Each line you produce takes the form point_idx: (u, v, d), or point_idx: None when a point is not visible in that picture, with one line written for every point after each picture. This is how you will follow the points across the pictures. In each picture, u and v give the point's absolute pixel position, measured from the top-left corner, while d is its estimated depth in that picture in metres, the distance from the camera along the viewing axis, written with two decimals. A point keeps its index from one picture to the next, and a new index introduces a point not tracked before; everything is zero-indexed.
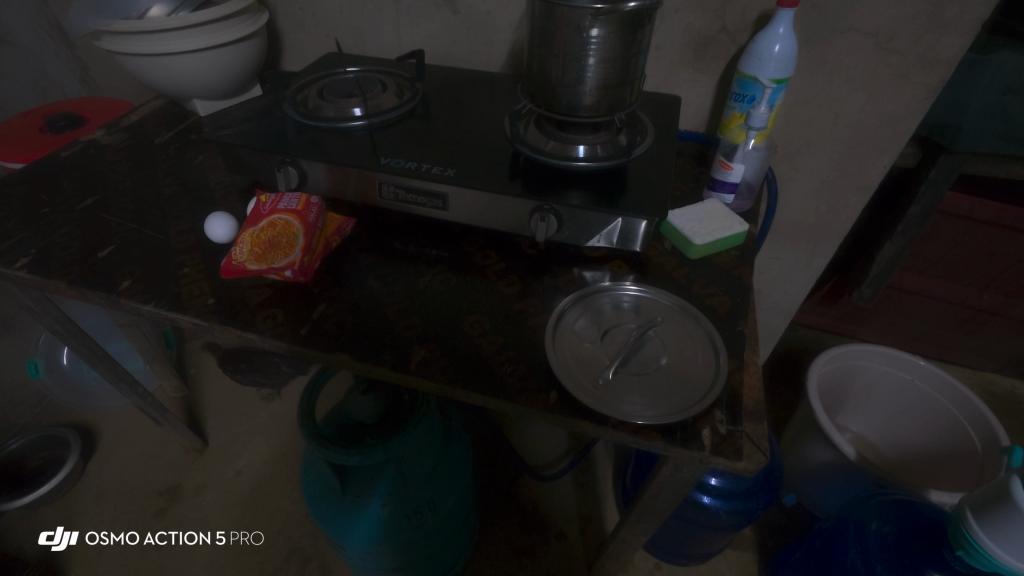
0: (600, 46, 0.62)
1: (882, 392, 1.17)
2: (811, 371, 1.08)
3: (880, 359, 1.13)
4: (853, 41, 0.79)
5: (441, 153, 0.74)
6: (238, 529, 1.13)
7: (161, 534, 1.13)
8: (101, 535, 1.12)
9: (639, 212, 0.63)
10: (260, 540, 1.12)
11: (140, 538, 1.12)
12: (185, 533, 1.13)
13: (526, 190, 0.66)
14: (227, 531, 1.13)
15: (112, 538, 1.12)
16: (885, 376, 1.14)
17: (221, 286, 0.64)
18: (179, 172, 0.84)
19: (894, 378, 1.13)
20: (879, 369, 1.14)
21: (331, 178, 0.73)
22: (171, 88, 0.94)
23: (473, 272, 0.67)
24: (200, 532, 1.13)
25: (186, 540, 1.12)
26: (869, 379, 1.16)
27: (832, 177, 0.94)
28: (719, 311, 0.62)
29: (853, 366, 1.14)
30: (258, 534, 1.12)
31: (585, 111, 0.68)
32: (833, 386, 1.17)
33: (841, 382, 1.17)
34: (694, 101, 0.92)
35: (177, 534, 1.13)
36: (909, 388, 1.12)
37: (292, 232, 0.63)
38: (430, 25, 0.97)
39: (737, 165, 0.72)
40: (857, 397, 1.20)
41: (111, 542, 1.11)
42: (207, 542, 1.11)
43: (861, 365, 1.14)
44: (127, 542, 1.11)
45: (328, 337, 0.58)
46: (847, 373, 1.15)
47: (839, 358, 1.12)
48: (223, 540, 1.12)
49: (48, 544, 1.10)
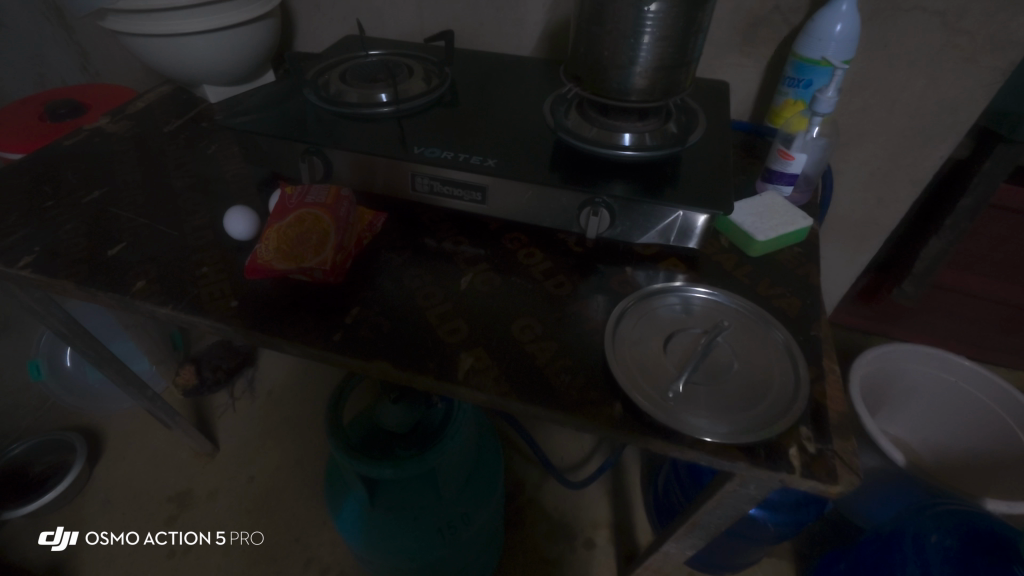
0: (658, 21, 0.55)
1: (924, 394, 1.14)
2: (855, 373, 1.04)
3: (924, 362, 1.10)
4: (918, 21, 0.73)
5: (477, 141, 0.68)
6: (239, 529, 1.10)
7: (161, 534, 1.09)
8: (101, 535, 1.09)
9: (697, 207, 0.58)
10: (260, 540, 1.09)
11: (140, 538, 1.08)
12: (185, 533, 1.09)
13: (572, 181, 0.61)
14: (227, 531, 1.10)
15: (112, 537, 1.08)
16: (928, 379, 1.12)
17: (243, 289, 0.58)
18: (191, 163, 0.78)
19: (940, 380, 1.11)
20: (923, 371, 1.11)
21: (359, 168, 0.67)
22: (179, 72, 0.88)
23: (518, 272, 0.62)
24: (200, 532, 1.09)
25: (186, 540, 1.08)
26: (912, 381, 1.14)
27: (883, 168, 0.89)
28: (789, 314, 0.57)
29: (895, 367, 1.12)
30: (258, 534, 1.09)
31: (635, 95, 0.62)
32: (874, 387, 1.14)
33: (882, 385, 1.14)
34: (740, 87, 0.87)
35: (177, 534, 1.09)
36: (956, 391, 1.09)
37: (323, 228, 0.57)
38: (457, 5, 0.91)
39: (799, 155, 0.66)
40: (897, 398, 1.18)
41: (111, 542, 1.08)
42: (207, 542, 1.08)
43: (904, 367, 1.12)
44: (128, 542, 1.08)
45: (363, 345, 0.53)
46: (889, 375, 1.12)
47: (880, 359, 1.10)
48: (223, 540, 1.09)
49: (48, 544, 1.07)
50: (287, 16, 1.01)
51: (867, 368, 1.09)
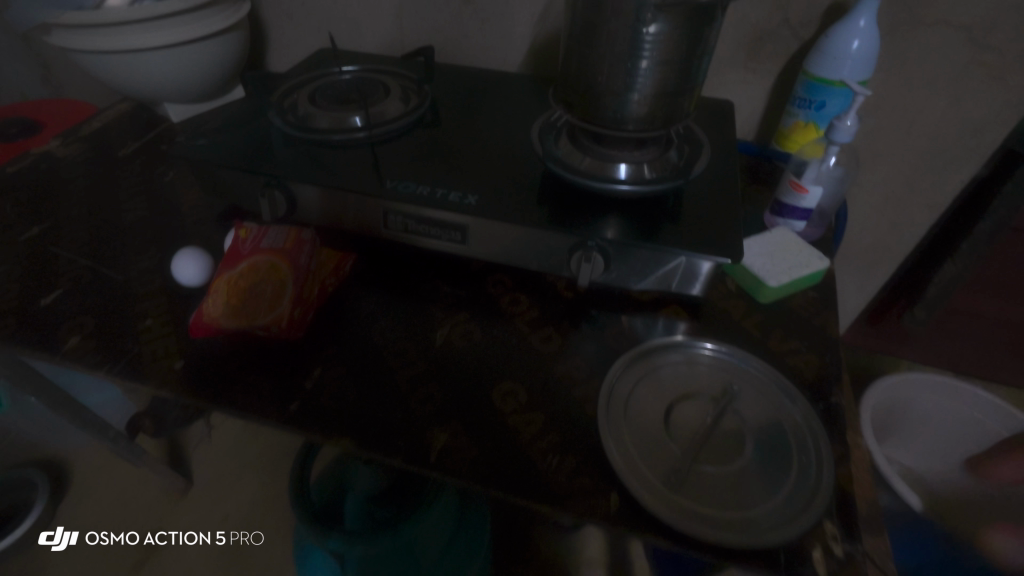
0: (657, 45, 0.49)
1: (936, 426, 1.08)
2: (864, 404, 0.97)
3: (937, 392, 1.05)
4: (941, 36, 0.67)
5: (457, 173, 0.61)
6: (238, 529, 1.10)
7: (161, 534, 1.09)
8: (101, 535, 1.09)
9: (702, 253, 0.51)
10: (260, 540, 1.08)
11: (139, 538, 1.09)
12: (185, 534, 1.10)
13: (561, 223, 0.55)
14: (226, 531, 1.10)
15: (112, 538, 1.08)
16: (941, 410, 1.06)
17: (190, 348, 0.51)
18: (145, 192, 0.71)
19: (954, 411, 1.05)
20: (936, 402, 1.06)
21: (325, 204, 0.60)
22: (135, 91, 0.81)
23: (501, 323, 0.55)
24: (200, 533, 1.10)
25: (186, 540, 1.09)
26: (924, 412, 1.08)
27: (898, 191, 0.83)
28: (805, 375, 0.50)
29: (906, 398, 1.06)
30: (258, 535, 1.08)
31: (632, 124, 0.55)
32: (883, 415, 1.07)
33: (891, 416, 1.08)
34: (744, 105, 0.80)
35: (177, 534, 1.10)
36: (971, 424, 1.04)
37: (279, 279, 0.51)
38: (439, 16, 0.84)
39: (813, 188, 0.60)
40: (906, 428, 1.11)
41: (111, 542, 1.08)
42: (207, 542, 1.08)
43: (915, 397, 1.06)
44: (128, 542, 1.08)
45: (325, 417, 0.46)
46: (900, 406, 1.07)
47: (891, 391, 1.04)
48: (223, 540, 1.09)
49: (48, 544, 1.07)
50: (258, 27, 0.94)
51: (878, 400, 1.03)
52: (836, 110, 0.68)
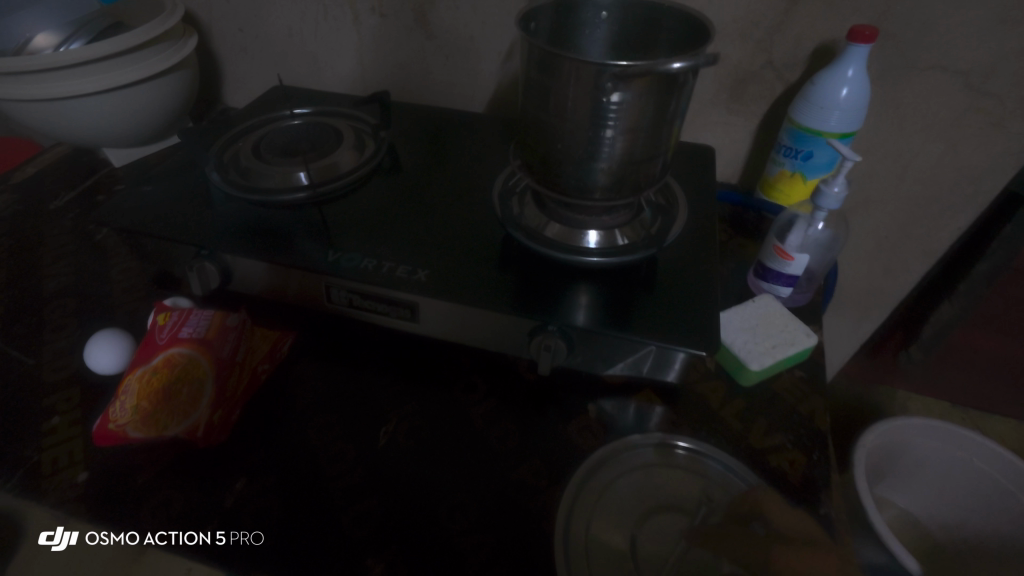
0: (622, 114, 0.43)
1: (930, 470, 1.03)
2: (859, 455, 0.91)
3: (933, 437, 0.99)
4: (936, 81, 0.62)
5: (409, 240, 0.56)
6: None
7: None
8: None
9: (675, 340, 0.46)
10: None
11: None
12: None
13: (520, 303, 0.49)
14: None
15: None
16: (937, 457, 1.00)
17: (99, 455, 0.45)
18: (73, 253, 0.65)
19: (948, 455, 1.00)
20: (930, 446, 1.00)
21: (262, 278, 0.55)
22: (70, 139, 0.74)
23: (454, 415, 0.50)
24: None
25: None
26: (917, 456, 1.02)
27: (891, 237, 0.78)
28: (790, 478, 0.45)
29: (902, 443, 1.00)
30: None
31: (598, 193, 0.50)
32: (879, 462, 1.01)
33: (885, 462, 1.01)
34: (727, 148, 0.74)
35: None
36: (965, 468, 0.99)
37: (198, 377, 0.46)
38: (400, 51, 0.78)
39: (800, 255, 0.55)
40: (902, 470, 1.06)
41: None
42: None
43: (910, 442, 1.00)
44: None
45: (243, 546, 0.40)
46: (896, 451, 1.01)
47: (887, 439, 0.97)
48: None
49: None
50: (210, 60, 0.88)
51: (874, 448, 0.96)
52: (824, 160, 0.63)
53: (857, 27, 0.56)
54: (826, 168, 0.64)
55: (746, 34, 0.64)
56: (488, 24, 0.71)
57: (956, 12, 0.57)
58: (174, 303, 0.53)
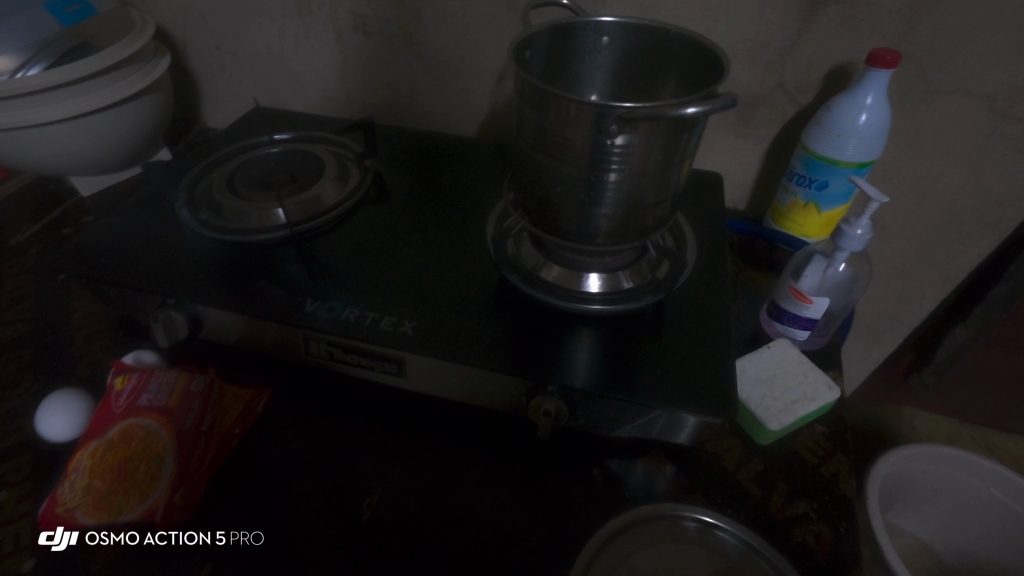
0: (626, 158, 0.40)
1: (942, 498, 0.98)
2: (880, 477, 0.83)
3: (946, 463, 0.94)
4: (959, 105, 0.58)
5: (396, 286, 0.52)
6: None
7: None
8: None
9: (684, 404, 0.42)
10: None
11: None
12: None
13: (516, 360, 0.45)
14: None
15: None
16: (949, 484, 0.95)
17: (45, 539, 0.41)
18: (34, 294, 0.60)
19: (962, 481, 0.95)
20: (943, 472, 0.95)
21: (235, 330, 0.50)
22: (32, 169, 0.69)
23: (444, 483, 0.45)
24: None
25: None
26: (930, 483, 0.97)
27: (907, 263, 0.74)
28: (816, 556, 0.40)
29: (915, 471, 0.94)
30: None
31: (600, 238, 0.46)
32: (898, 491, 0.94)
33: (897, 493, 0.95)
34: (734, 172, 0.70)
35: None
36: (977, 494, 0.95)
37: (156, 452, 0.41)
38: (387, 71, 0.74)
39: (819, 298, 0.51)
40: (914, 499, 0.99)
41: None
42: None
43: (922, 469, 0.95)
44: None
45: None
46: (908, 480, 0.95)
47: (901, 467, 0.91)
48: None
49: None
50: (186, 79, 0.83)
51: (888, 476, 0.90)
52: (840, 190, 0.59)
53: (878, 51, 0.51)
54: (842, 198, 0.60)
55: (756, 54, 0.60)
56: (480, 43, 0.67)
57: (981, 33, 0.53)
58: (136, 358, 0.48)
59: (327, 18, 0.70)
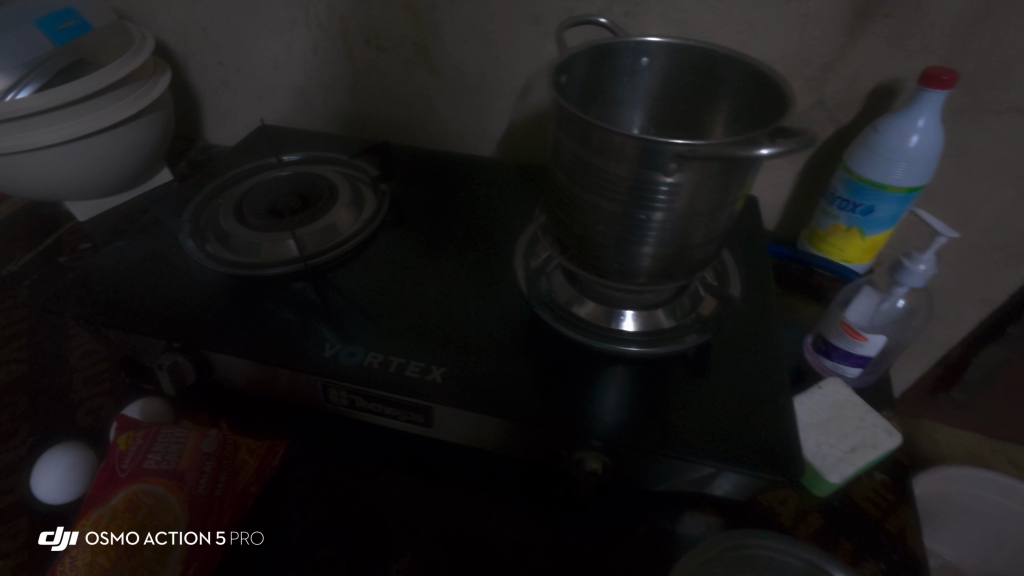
0: (676, 197, 0.36)
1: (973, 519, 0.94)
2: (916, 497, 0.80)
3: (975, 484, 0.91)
4: (1013, 124, 0.54)
5: (420, 325, 0.48)
6: None
7: None
8: None
9: (741, 460, 0.39)
10: None
11: None
12: None
13: (555, 411, 0.41)
14: None
15: None
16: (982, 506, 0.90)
17: None
18: (29, 330, 0.56)
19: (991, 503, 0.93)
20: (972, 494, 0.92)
21: (247, 377, 0.46)
22: (24, 194, 0.65)
23: (479, 546, 0.41)
24: None
25: None
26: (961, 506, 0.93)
27: (947, 285, 0.70)
28: None
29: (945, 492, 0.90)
30: None
31: (643, 278, 0.42)
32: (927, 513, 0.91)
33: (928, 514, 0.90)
34: (767, 192, 0.67)
35: None
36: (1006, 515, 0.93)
37: (167, 524, 0.38)
38: (400, 87, 0.70)
39: (875, 336, 0.49)
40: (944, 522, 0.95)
41: None
42: None
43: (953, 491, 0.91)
44: None
45: None
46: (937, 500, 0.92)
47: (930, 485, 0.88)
48: None
49: None
50: (187, 94, 0.79)
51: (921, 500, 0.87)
52: (887, 216, 0.56)
53: (933, 70, 0.48)
54: (888, 223, 0.57)
55: (795, 71, 0.56)
56: (500, 59, 0.63)
57: None
58: (139, 411, 0.45)
59: (337, 32, 0.67)
